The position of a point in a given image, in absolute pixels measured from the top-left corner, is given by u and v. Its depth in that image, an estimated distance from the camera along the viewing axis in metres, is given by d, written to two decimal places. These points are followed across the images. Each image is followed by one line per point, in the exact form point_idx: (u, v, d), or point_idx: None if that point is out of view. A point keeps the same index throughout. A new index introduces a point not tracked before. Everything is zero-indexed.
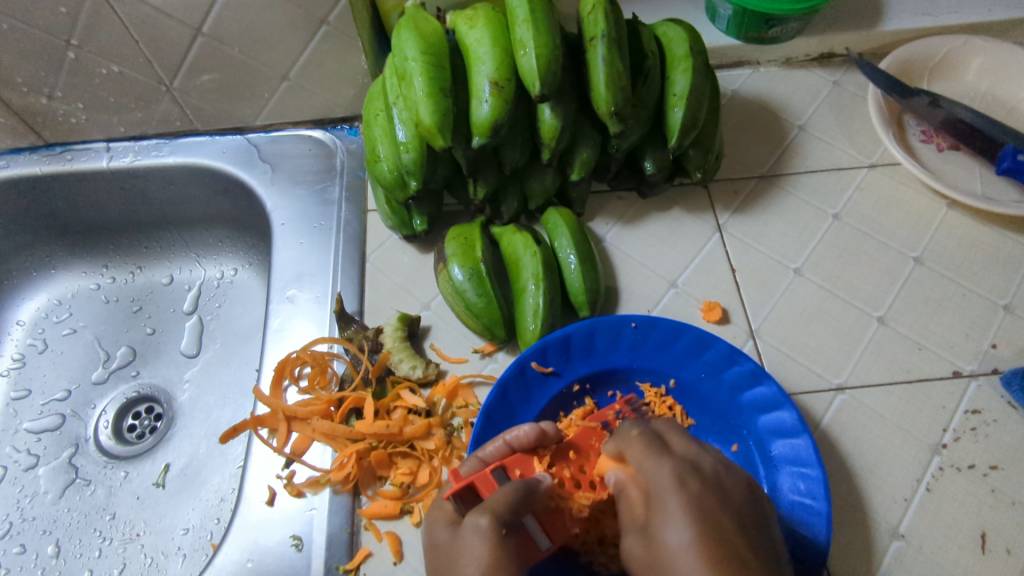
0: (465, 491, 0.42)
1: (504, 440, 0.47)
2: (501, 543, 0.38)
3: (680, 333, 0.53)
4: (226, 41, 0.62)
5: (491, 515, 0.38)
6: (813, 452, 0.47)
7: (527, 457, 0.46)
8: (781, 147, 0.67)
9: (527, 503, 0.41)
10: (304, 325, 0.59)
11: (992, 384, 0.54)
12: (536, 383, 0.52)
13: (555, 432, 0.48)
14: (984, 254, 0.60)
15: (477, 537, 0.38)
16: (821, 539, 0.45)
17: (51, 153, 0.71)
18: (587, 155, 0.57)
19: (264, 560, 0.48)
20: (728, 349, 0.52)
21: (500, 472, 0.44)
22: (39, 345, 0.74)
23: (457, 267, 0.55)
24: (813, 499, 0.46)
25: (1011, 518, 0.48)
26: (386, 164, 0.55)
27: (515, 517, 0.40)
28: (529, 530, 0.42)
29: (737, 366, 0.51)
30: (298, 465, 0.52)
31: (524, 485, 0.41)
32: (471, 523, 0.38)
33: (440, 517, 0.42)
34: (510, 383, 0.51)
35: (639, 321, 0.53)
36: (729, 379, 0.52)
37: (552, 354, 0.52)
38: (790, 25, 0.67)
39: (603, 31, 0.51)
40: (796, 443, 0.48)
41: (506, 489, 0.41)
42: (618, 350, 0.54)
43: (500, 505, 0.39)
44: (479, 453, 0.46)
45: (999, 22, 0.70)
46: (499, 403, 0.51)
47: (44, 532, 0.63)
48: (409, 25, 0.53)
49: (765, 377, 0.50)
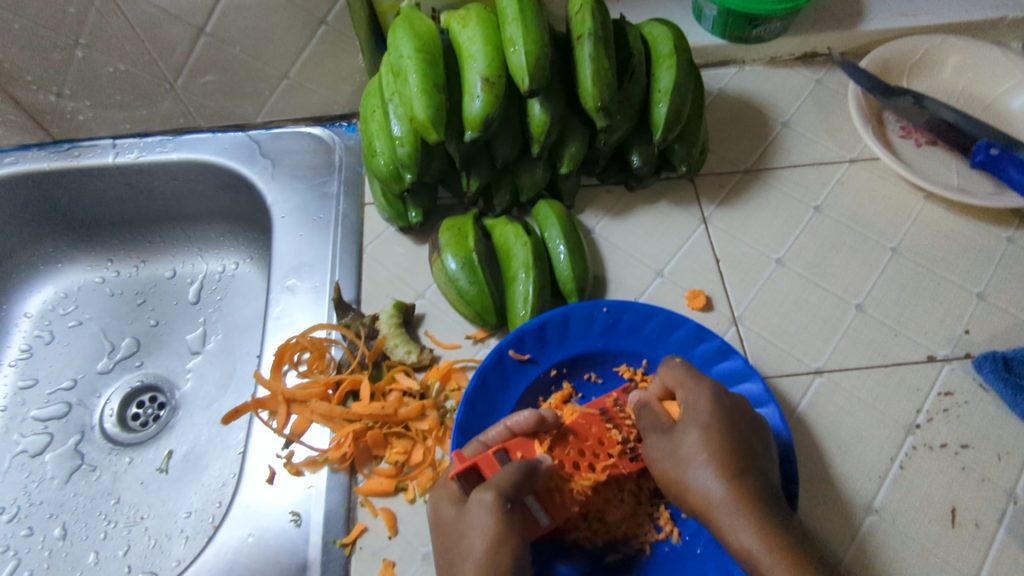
0: (469, 473, 0.44)
1: (504, 424, 0.48)
2: (506, 517, 0.41)
3: (650, 315, 0.55)
4: (227, 40, 0.64)
5: (497, 491, 0.41)
6: (779, 418, 0.50)
7: (528, 442, 0.48)
8: (764, 143, 0.69)
9: (528, 481, 0.43)
10: (304, 314, 0.62)
11: (964, 368, 0.56)
12: (514, 370, 0.54)
13: (554, 418, 0.50)
14: (958, 244, 0.62)
15: (483, 512, 0.41)
16: (787, 496, 0.47)
17: (59, 150, 0.73)
18: (576, 149, 0.59)
19: (264, 535, 0.51)
20: (696, 327, 0.54)
21: (502, 454, 0.45)
22: (46, 337, 0.76)
23: (450, 256, 0.57)
24: (781, 464, 0.48)
25: (980, 494, 0.51)
26: (382, 158, 0.58)
27: (517, 494, 0.42)
28: (530, 506, 0.45)
29: (705, 343, 0.54)
30: (297, 445, 0.54)
31: (526, 464, 0.44)
32: (477, 499, 0.41)
33: (445, 495, 0.45)
34: (489, 371, 0.53)
35: (611, 305, 0.55)
36: (698, 355, 0.54)
37: (529, 341, 0.54)
38: (773, 26, 0.69)
39: (589, 30, 0.53)
40: (764, 412, 0.50)
41: (511, 468, 0.43)
42: (592, 334, 0.56)
43: (504, 482, 0.42)
44: (482, 437, 0.48)
45: (976, 22, 0.73)
46: (479, 390, 0.52)
47: (51, 516, 0.65)
48: (404, 24, 0.56)
49: (731, 352, 0.53)
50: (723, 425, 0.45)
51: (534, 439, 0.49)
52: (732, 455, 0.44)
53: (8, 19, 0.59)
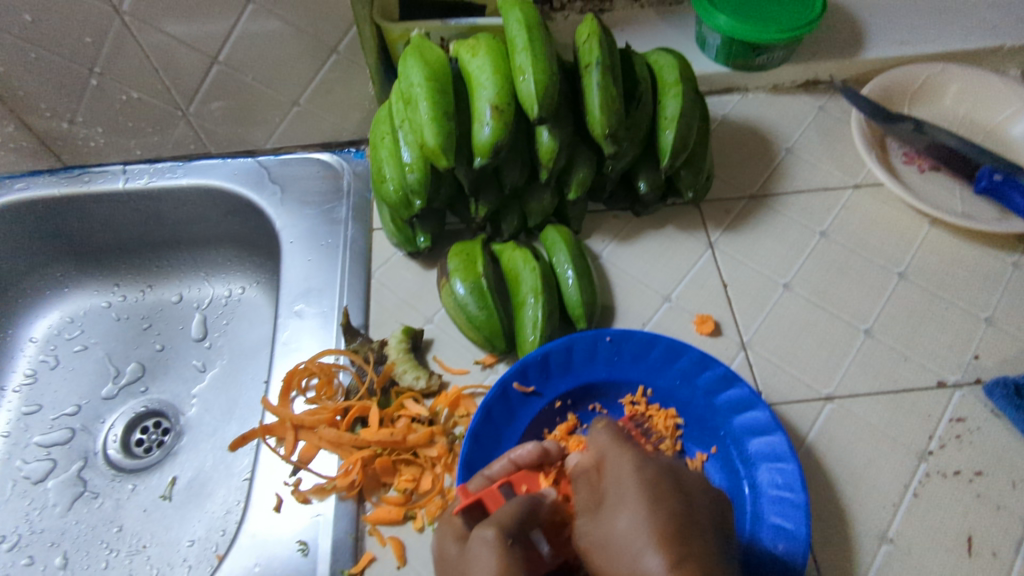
0: (473, 508, 0.44)
1: (509, 458, 0.48)
2: (510, 552, 0.39)
3: (653, 343, 0.55)
4: (240, 68, 0.65)
5: (499, 527, 0.40)
6: (787, 446, 0.49)
7: (534, 474, 0.48)
8: (769, 168, 0.70)
9: (532, 518, 0.42)
10: (311, 339, 0.62)
11: (975, 394, 0.56)
12: (518, 403, 0.54)
13: (558, 450, 0.50)
14: (965, 269, 0.63)
15: (485, 548, 0.39)
16: (800, 526, 0.47)
17: (70, 176, 0.74)
18: (584, 175, 0.60)
19: (271, 565, 0.50)
20: (700, 354, 0.54)
21: (507, 488, 0.45)
22: (51, 362, 0.76)
23: (459, 282, 0.57)
24: (791, 491, 0.48)
25: (996, 522, 0.50)
26: (392, 184, 0.58)
27: (520, 530, 0.41)
28: (535, 541, 0.42)
29: (710, 370, 0.53)
30: (304, 472, 0.54)
31: (529, 500, 0.43)
32: (478, 536, 0.40)
33: (449, 530, 0.43)
34: (493, 405, 0.53)
35: (614, 335, 0.55)
36: (702, 383, 0.54)
37: (532, 372, 0.54)
38: (776, 54, 0.70)
39: (597, 59, 0.54)
40: (771, 440, 0.50)
41: (514, 503, 0.42)
42: (596, 364, 0.55)
43: (506, 518, 0.41)
44: (486, 471, 0.48)
45: (975, 50, 0.74)
46: (484, 424, 0.52)
47: (52, 545, 0.64)
48: (415, 53, 0.57)
49: (736, 380, 0.53)
50: (657, 493, 0.38)
51: (539, 472, 0.49)
52: (672, 530, 0.35)
53: (25, 48, 0.60)
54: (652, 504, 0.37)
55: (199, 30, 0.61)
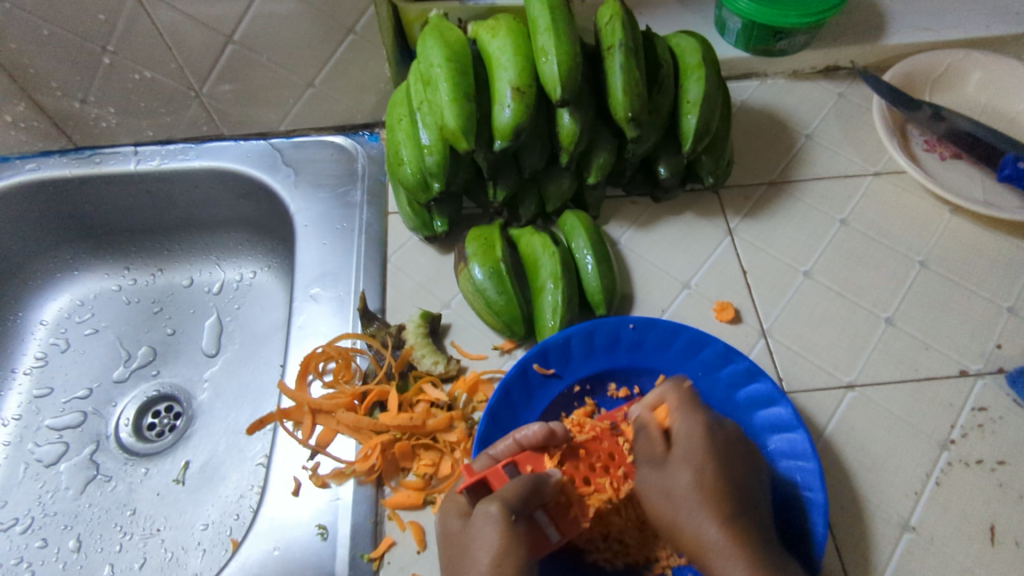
0: (478, 486, 0.43)
1: (513, 438, 0.47)
2: (512, 529, 0.39)
3: (677, 333, 0.54)
4: (254, 48, 0.64)
5: (502, 502, 0.40)
6: (809, 445, 0.49)
7: (539, 455, 0.47)
8: (788, 155, 0.69)
9: (536, 497, 0.42)
10: (327, 323, 0.61)
11: (997, 384, 0.55)
12: (537, 385, 0.53)
13: (564, 432, 0.48)
14: (987, 258, 0.62)
15: (489, 524, 0.39)
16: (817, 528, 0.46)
17: (80, 157, 0.73)
18: (604, 159, 0.59)
19: (290, 549, 0.50)
20: (724, 347, 0.53)
21: (512, 467, 0.45)
22: (62, 345, 0.75)
23: (478, 265, 0.56)
24: (810, 491, 0.48)
25: (1019, 512, 0.50)
26: (409, 166, 0.57)
27: (525, 507, 0.41)
28: (539, 521, 0.43)
29: (734, 364, 0.53)
30: (323, 456, 0.53)
31: (533, 478, 0.42)
32: (482, 511, 0.40)
33: (452, 508, 0.43)
34: (512, 385, 0.52)
35: (638, 322, 0.54)
36: (725, 377, 0.53)
37: (553, 355, 0.53)
38: (797, 39, 0.69)
39: (620, 40, 0.53)
40: (793, 438, 0.50)
41: (517, 481, 0.42)
42: (617, 352, 0.55)
43: (510, 494, 0.41)
44: (490, 451, 0.46)
45: (997, 37, 0.73)
46: (502, 404, 0.51)
47: (65, 527, 0.64)
48: (434, 33, 0.56)
49: (760, 375, 0.52)
50: (721, 462, 0.47)
51: (543, 453, 0.47)
52: (725, 490, 0.46)
53: (37, 25, 0.59)
54: (717, 483, 0.47)
55: (214, 7, 0.60)
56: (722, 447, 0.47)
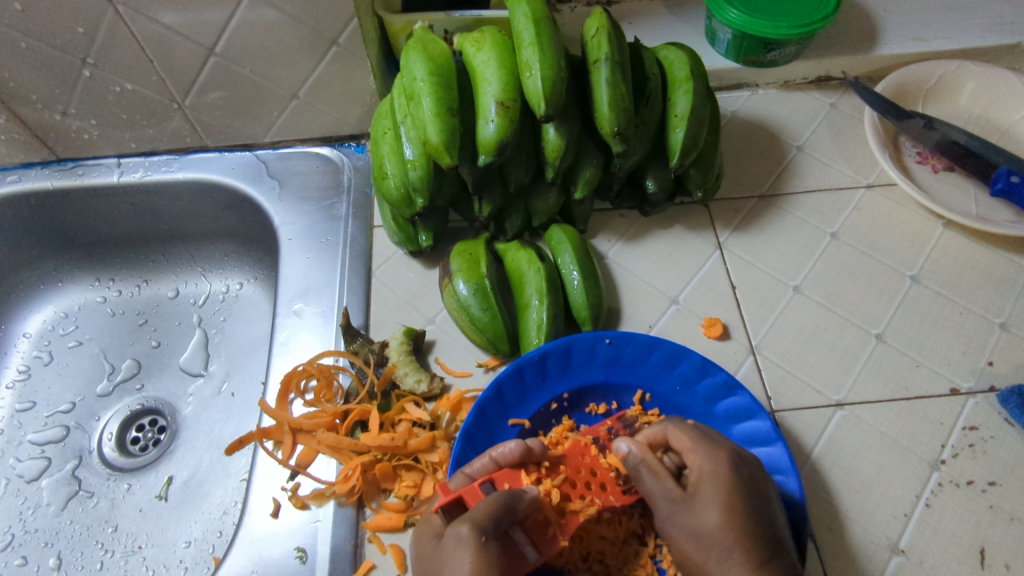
0: (453, 506, 0.42)
1: (490, 456, 0.46)
2: (484, 549, 0.37)
3: (654, 347, 0.53)
4: (237, 60, 0.63)
5: (473, 523, 0.38)
6: (788, 458, 0.48)
7: (516, 472, 0.45)
8: (779, 167, 0.68)
9: (509, 515, 0.40)
10: (310, 338, 0.60)
11: (989, 402, 0.54)
12: (513, 404, 0.52)
13: (542, 448, 0.47)
14: (979, 273, 0.61)
15: (460, 547, 0.37)
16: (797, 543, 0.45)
17: (63, 168, 0.72)
18: (590, 173, 0.58)
19: (268, 571, 0.49)
20: (701, 360, 0.52)
21: (488, 485, 0.43)
22: (45, 358, 0.74)
23: (462, 281, 0.56)
24: (789, 505, 0.47)
25: (1010, 534, 0.49)
26: (393, 181, 0.56)
27: (497, 527, 0.39)
28: (514, 540, 0.42)
29: (710, 377, 0.52)
30: (303, 477, 0.53)
31: (508, 494, 0.41)
32: (452, 533, 0.39)
33: (427, 530, 0.42)
34: (487, 404, 0.51)
35: (614, 337, 0.53)
36: (703, 390, 0.53)
37: (528, 373, 0.52)
38: (788, 49, 0.68)
39: (606, 54, 0.52)
40: (771, 451, 0.49)
41: (490, 498, 0.40)
42: (594, 367, 0.54)
43: (482, 514, 0.39)
44: (466, 470, 0.45)
45: (991, 47, 0.72)
46: (477, 424, 0.50)
47: (45, 545, 0.63)
48: (418, 46, 0.55)
49: (737, 388, 0.51)
50: (743, 497, 0.43)
51: (520, 469, 0.46)
52: (750, 520, 0.42)
53: (15, 38, 0.58)
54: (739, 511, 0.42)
55: (194, 19, 0.59)
56: (740, 468, 0.44)
